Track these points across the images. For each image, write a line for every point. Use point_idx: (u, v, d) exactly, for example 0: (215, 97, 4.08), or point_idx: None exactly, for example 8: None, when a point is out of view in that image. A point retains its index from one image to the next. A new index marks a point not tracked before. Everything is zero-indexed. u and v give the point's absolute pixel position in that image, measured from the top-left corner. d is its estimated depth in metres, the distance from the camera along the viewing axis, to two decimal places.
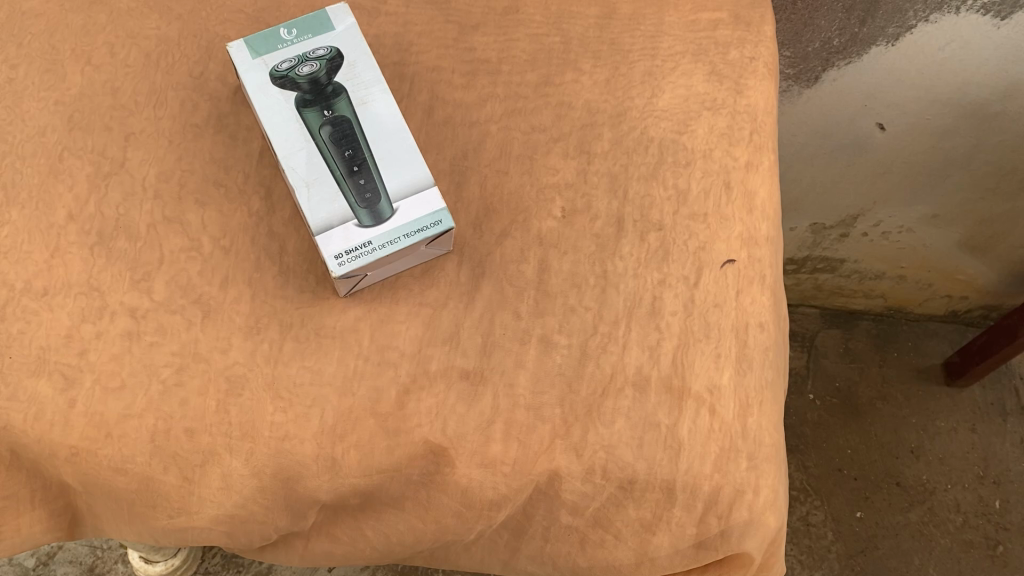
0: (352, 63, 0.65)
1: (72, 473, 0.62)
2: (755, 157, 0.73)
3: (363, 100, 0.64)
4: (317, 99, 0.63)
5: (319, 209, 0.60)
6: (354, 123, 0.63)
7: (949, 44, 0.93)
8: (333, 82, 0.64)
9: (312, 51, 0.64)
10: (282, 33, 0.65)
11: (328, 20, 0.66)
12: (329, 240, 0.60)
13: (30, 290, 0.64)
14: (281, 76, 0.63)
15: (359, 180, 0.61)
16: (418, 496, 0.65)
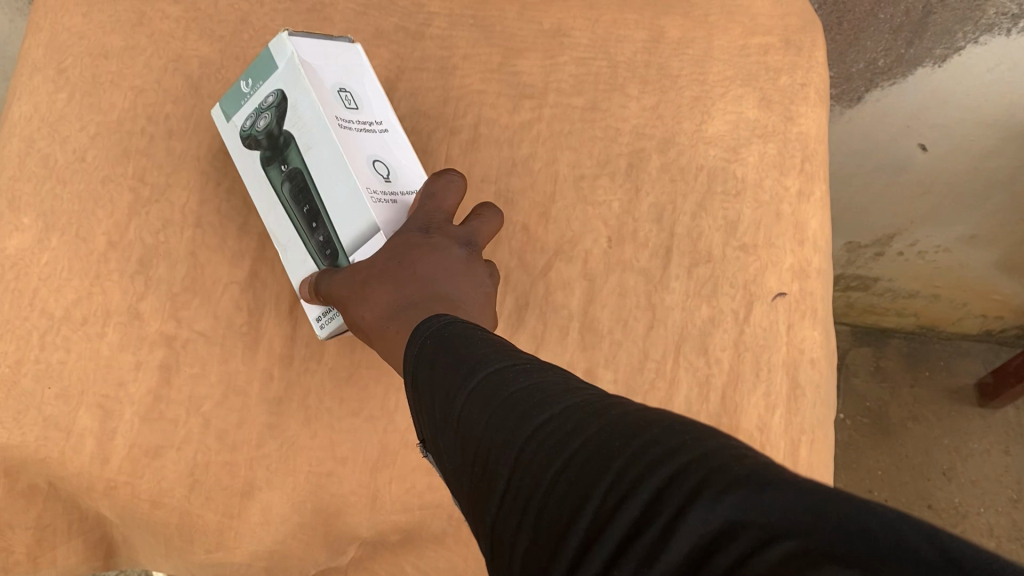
0: (291, 104, 0.56)
1: (110, 506, 0.61)
2: (807, 186, 0.71)
3: (306, 144, 0.56)
4: (272, 155, 0.59)
5: (295, 271, 0.60)
6: (304, 173, 0.57)
7: (998, 66, 0.89)
8: (281, 131, 0.57)
9: (262, 100, 0.59)
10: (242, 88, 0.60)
11: (270, 56, 0.57)
12: (306, 302, 0.59)
13: (69, 319, 0.63)
14: (246, 138, 0.61)
15: (320, 241, 0.58)
16: (460, 532, 0.63)
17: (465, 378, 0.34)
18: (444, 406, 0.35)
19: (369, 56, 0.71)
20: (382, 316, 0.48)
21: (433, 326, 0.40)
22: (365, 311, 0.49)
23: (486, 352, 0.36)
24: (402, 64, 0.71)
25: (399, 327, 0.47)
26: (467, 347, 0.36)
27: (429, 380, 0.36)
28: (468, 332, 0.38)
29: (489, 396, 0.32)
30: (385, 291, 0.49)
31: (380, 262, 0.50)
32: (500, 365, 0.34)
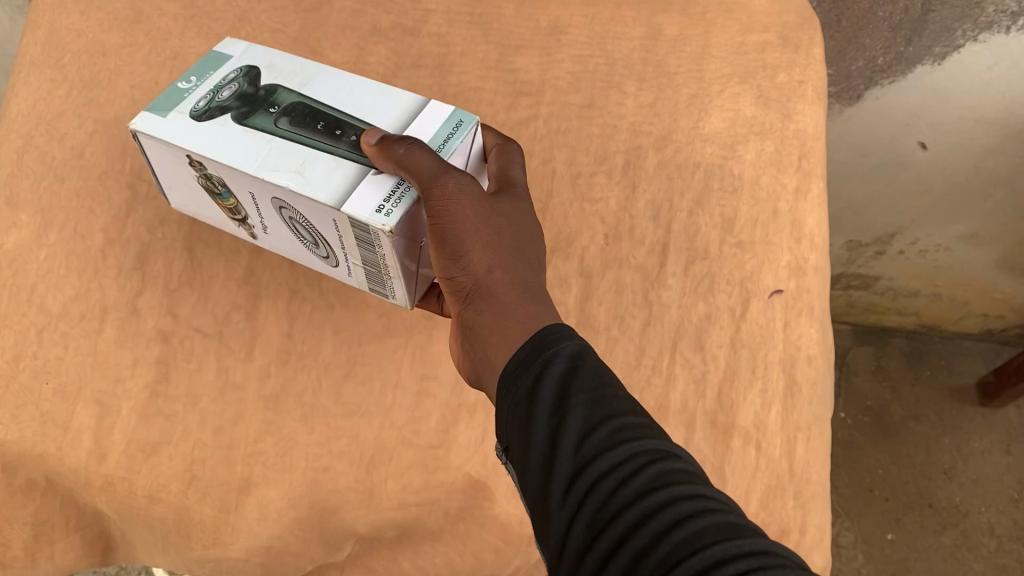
0: (270, 66, 0.57)
1: (106, 502, 0.61)
2: (804, 183, 0.71)
3: (304, 82, 0.55)
4: (252, 107, 0.53)
5: (321, 185, 0.48)
6: (307, 104, 0.54)
7: (997, 64, 0.89)
8: (260, 87, 0.54)
9: (219, 79, 0.55)
10: (179, 86, 0.54)
11: (219, 55, 0.58)
12: (365, 188, 0.48)
13: (67, 315, 0.63)
14: (204, 111, 0.52)
15: (351, 140, 0.51)
16: (457, 529, 0.63)
17: (570, 429, 0.38)
18: (544, 448, 0.39)
19: (367, 52, 0.71)
20: (505, 284, 0.47)
21: (544, 338, 0.42)
22: (453, 262, 0.48)
23: (590, 397, 0.39)
24: (399, 61, 0.71)
25: (485, 315, 0.46)
26: (572, 388, 0.40)
27: (528, 415, 0.40)
28: (574, 360, 0.41)
29: (597, 461, 0.37)
30: (484, 259, 0.47)
31: (489, 223, 0.48)
32: (604, 416, 0.38)
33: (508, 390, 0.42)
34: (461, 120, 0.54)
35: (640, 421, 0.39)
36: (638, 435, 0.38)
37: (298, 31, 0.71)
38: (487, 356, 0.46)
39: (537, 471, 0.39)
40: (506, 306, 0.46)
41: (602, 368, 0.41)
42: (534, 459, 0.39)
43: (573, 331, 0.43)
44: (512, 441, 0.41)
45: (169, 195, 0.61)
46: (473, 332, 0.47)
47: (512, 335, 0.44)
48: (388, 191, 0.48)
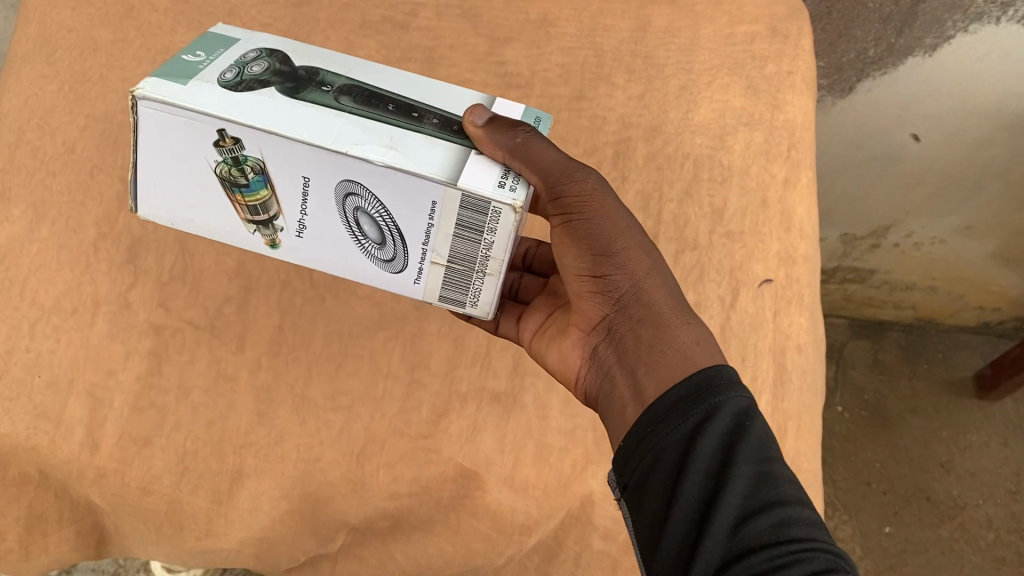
0: (297, 48, 0.49)
1: (99, 493, 0.62)
2: (793, 173, 0.71)
3: (350, 67, 0.49)
4: (301, 85, 0.46)
5: (428, 161, 0.43)
6: (362, 86, 0.47)
7: (989, 54, 0.90)
8: (298, 65, 0.47)
9: (240, 54, 0.47)
10: (185, 57, 0.46)
11: (223, 32, 0.49)
12: (479, 164, 0.44)
13: (59, 308, 0.63)
14: (237, 82, 0.44)
15: (434, 123, 0.46)
16: (448, 519, 0.63)
17: (726, 506, 0.36)
18: (691, 515, 0.37)
19: (357, 46, 0.71)
20: (663, 288, 0.46)
21: (706, 383, 0.40)
22: (607, 265, 0.46)
23: (754, 472, 0.37)
24: (388, 55, 0.71)
25: (646, 324, 0.45)
26: (736, 458, 0.38)
27: (678, 472, 0.38)
28: (739, 420, 0.39)
29: (754, 555, 0.35)
30: (640, 264, 0.46)
31: (638, 236, 0.48)
32: (767, 500, 0.36)
33: (656, 430, 0.40)
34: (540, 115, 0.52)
35: (807, 514, 0.36)
36: (806, 533, 0.35)
37: (288, 25, 0.71)
38: (644, 370, 0.43)
39: (678, 539, 0.37)
40: (667, 316, 0.45)
41: (767, 435, 0.39)
42: (677, 524, 0.37)
43: (741, 385, 0.40)
44: (648, 491, 0.39)
45: (140, 190, 0.47)
46: (629, 343, 0.45)
47: (682, 350, 0.43)
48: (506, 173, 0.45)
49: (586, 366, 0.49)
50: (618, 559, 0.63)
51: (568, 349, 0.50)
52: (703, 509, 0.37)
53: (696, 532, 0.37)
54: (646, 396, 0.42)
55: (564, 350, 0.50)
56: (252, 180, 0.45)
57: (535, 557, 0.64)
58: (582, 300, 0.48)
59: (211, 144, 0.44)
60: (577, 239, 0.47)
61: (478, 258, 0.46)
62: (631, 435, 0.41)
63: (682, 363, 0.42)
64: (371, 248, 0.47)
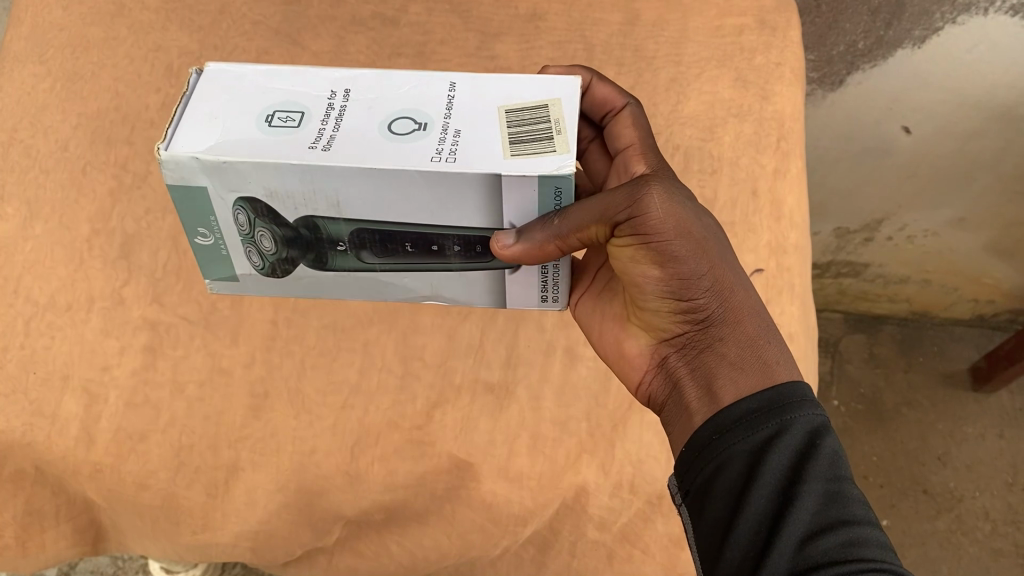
0: (271, 192, 0.41)
1: (95, 489, 0.62)
2: (783, 163, 0.71)
3: (336, 197, 0.41)
4: (317, 250, 0.45)
5: (474, 298, 0.48)
6: (365, 228, 0.43)
7: (977, 46, 0.90)
8: (294, 225, 0.43)
9: (240, 228, 0.44)
10: (204, 245, 0.45)
11: (187, 188, 0.42)
12: (522, 300, 0.49)
13: (54, 306, 0.64)
14: (274, 271, 0.46)
15: (457, 250, 0.45)
16: (443, 510, 0.64)
17: (797, 519, 0.38)
18: (757, 525, 0.39)
19: (347, 43, 0.71)
20: (746, 306, 0.46)
21: (780, 400, 0.41)
22: (695, 288, 0.45)
23: (824, 490, 0.39)
24: (378, 51, 0.71)
25: (731, 347, 0.45)
26: (807, 474, 0.39)
27: (746, 483, 0.40)
28: (811, 438, 0.40)
29: (823, 570, 0.36)
30: (726, 284, 0.46)
31: (718, 248, 0.47)
32: (837, 519, 0.38)
33: (725, 440, 0.41)
34: (561, 191, 0.41)
35: (876, 534, 0.37)
36: (874, 552, 0.36)
37: (279, 23, 0.71)
38: (723, 385, 0.44)
39: (742, 547, 0.39)
40: (753, 339, 0.45)
41: (837, 454, 0.40)
42: (743, 532, 0.39)
43: (814, 404, 0.42)
44: (712, 498, 0.40)
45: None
46: (711, 361, 0.45)
47: (764, 369, 0.43)
48: (540, 281, 0.48)
49: (652, 372, 0.49)
50: (613, 549, 0.63)
51: (631, 349, 0.50)
52: (770, 522, 0.38)
53: (762, 542, 0.38)
54: (720, 403, 0.43)
55: (628, 347, 0.50)
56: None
57: (531, 548, 0.65)
58: (657, 313, 0.47)
59: None
60: (655, 261, 0.45)
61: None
62: (695, 442, 0.43)
63: (761, 385, 0.43)
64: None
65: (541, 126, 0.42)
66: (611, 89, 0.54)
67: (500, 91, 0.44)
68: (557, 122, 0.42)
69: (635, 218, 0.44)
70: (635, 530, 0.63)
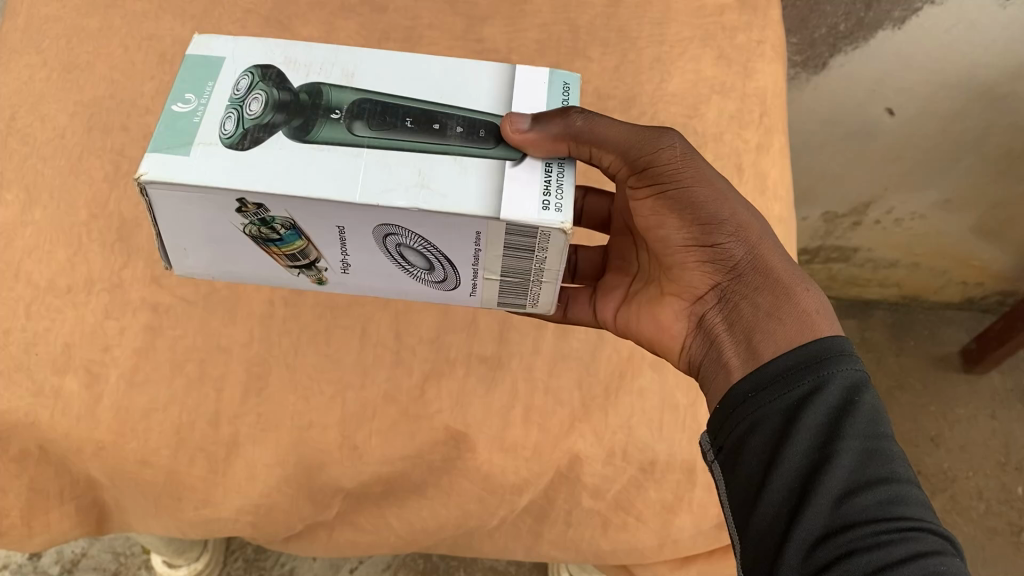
0: (289, 61, 0.49)
1: (99, 466, 0.63)
2: (765, 139, 0.73)
3: (352, 70, 0.48)
4: (308, 116, 0.46)
5: (460, 185, 0.44)
6: (372, 100, 0.47)
7: (955, 26, 0.90)
8: (295, 90, 0.47)
9: (235, 94, 0.47)
10: (179, 113, 0.46)
11: (204, 58, 0.49)
12: (521, 183, 0.44)
13: (54, 288, 0.65)
14: (239, 138, 0.45)
15: (457, 130, 0.46)
16: (440, 481, 0.66)
17: (836, 477, 0.40)
18: (791, 482, 0.41)
19: (337, 28, 0.73)
20: (773, 253, 0.49)
21: (817, 358, 0.43)
22: (720, 235, 0.49)
23: (862, 447, 0.40)
24: (368, 35, 0.73)
25: (763, 296, 0.47)
26: (845, 432, 0.41)
27: (781, 440, 0.42)
28: (847, 395, 0.42)
29: (860, 527, 0.38)
30: (754, 232, 0.49)
31: (742, 201, 0.50)
32: (875, 474, 0.39)
33: (759, 398, 0.43)
34: (568, 83, 0.51)
35: (913, 491, 0.39)
36: (911, 508, 0.39)
37: (270, 10, 0.73)
38: (761, 336, 0.46)
39: (778, 500, 0.41)
40: (785, 284, 0.48)
41: (876, 408, 0.42)
42: (777, 490, 0.41)
43: (853, 359, 0.43)
44: (746, 455, 0.43)
45: (171, 256, 0.50)
46: (748, 314, 0.47)
47: (802, 318, 0.46)
48: (542, 186, 0.44)
49: (691, 335, 0.52)
50: (608, 516, 0.65)
51: (670, 318, 0.53)
52: (804, 479, 0.40)
53: (797, 500, 0.40)
54: (760, 359, 0.45)
55: (671, 317, 0.53)
56: (285, 234, 0.47)
57: (527, 518, 0.68)
58: (692, 271, 0.50)
59: (235, 212, 0.45)
60: (677, 210, 0.49)
61: (530, 270, 0.48)
62: (732, 399, 0.45)
63: (800, 338, 0.45)
64: (418, 272, 0.49)
65: None
66: None
67: None
68: None
69: (650, 163, 0.49)
70: (628, 497, 0.65)
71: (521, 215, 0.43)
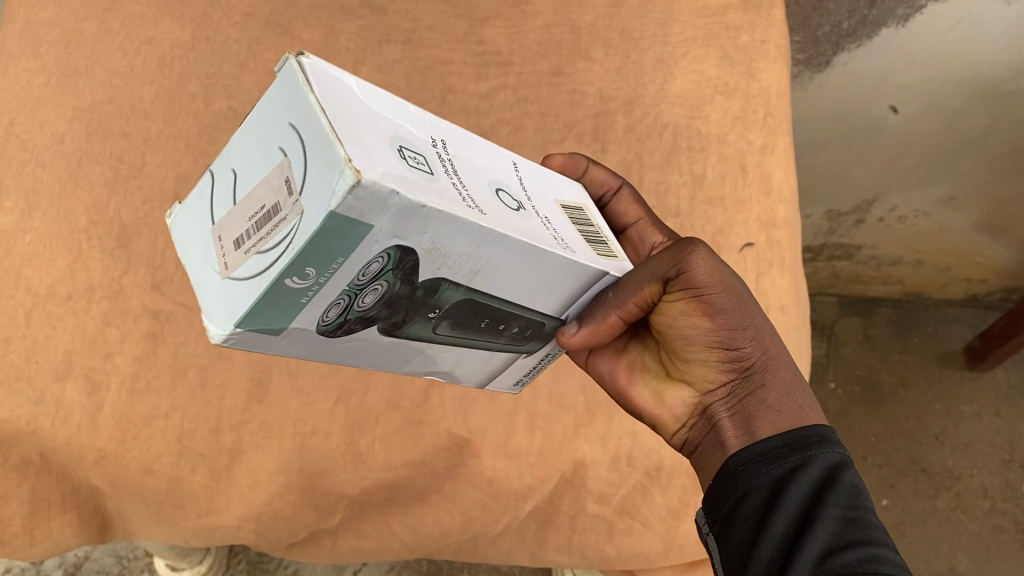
0: (433, 248, 0.33)
1: (99, 475, 0.62)
2: (770, 139, 0.73)
3: (480, 266, 0.35)
4: (409, 312, 0.37)
5: (472, 372, 0.48)
6: (476, 300, 0.38)
7: (959, 24, 0.90)
8: (417, 285, 0.35)
9: (355, 279, 0.33)
10: (291, 288, 0.31)
11: (353, 221, 0.29)
12: (513, 371, 0.49)
13: (54, 296, 0.64)
14: (333, 329, 0.36)
15: (514, 330, 0.43)
16: (445, 488, 0.65)
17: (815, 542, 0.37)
18: (775, 550, 0.38)
19: (338, 30, 0.73)
20: (781, 355, 0.45)
21: (803, 433, 0.41)
22: (741, 338, 0.44)
23: (843, 515, 0.38)
24: (368, 38, 0.73)
25: (774, 395, 0.43)
26: (826, 500, 0.38)
27: (765, 510, 0.39)
28: (832, 470, 0.39)
29: None
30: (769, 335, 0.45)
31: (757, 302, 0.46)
32: (856, 539, 0.37)
33: (749, 470, 0.41)
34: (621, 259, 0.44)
35: (897, 556, 0.36)
36: (894, 571, 0.35)
37: (269, 13, 0.73)
38: (765, 425, 0.42)
39: (762, 569, 0.38)
40: (791, 386, 0.44)
41: (860, 484, 0.39)
42: (761, 559, 0.38)
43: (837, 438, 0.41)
44: (733, 528, 0.40)
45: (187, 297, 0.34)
46: (753, 407, 0.43)
47: (801, 412, 0.43)
48: (533, 366, 0.50)
49: (686, 420, 0.48)
50: (613, 521, 0.65)
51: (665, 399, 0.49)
52: (789, 547, 0.38)
53: (781, 566, 0.37)
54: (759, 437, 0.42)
55: (668, 396, 0.48)
56: None
57: (532, 524, 0.67)
58: (700, 364, 0.45)
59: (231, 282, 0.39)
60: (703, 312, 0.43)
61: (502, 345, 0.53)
62: (723, 471, 0.42)
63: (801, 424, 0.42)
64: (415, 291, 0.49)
65: (593, 230, 0.44)
66: (607, 172, 0.55)
67: (544, 179, 0.44)
68: (599, 226, 0.45)
69: (684, 274, 0.43)
70: (633, 502, 0.64)
71: (501, 382, 0.51)
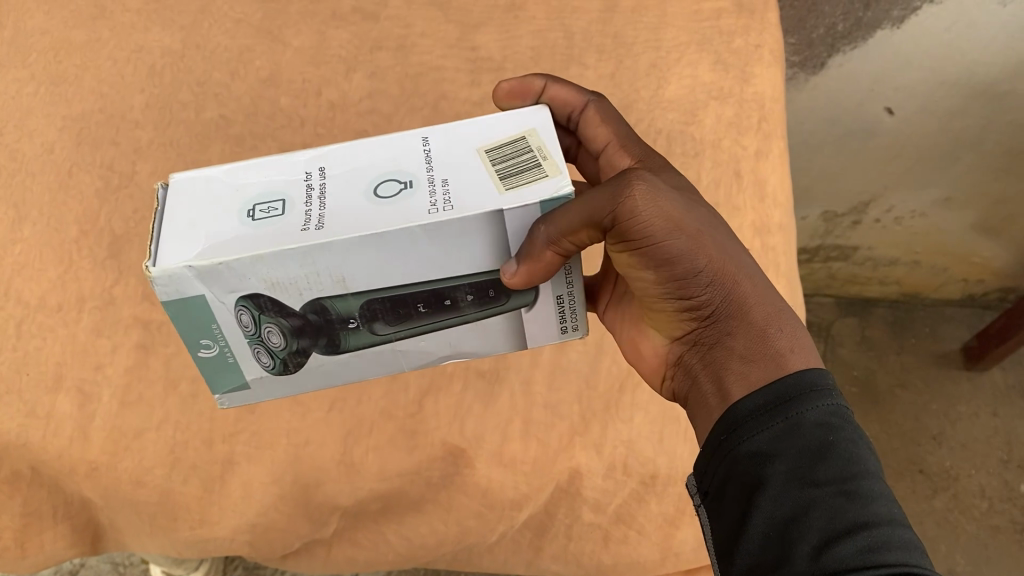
0: (271, 282, 0.40)
1: (91, 487, 0.62)
2: (764, 144, 0.72)
3: (341, 272, 0.40)
4: (327, 333, 0.43)
5: (491, 339, 0.47)
6: (378, 295, 0.42)
7: (953, 26, 0.90)
8: (301, 312, 0.42)
9: (243, 330, 0.42)
10: (208, 356, 0.43)
11: (184, 300, 0.40)
12: (539, 330, 0.48)
13: (45, 307, 0.64)
14: (282, 366, 0.45)
15: (469, 297, 0.44)
16: (439, 498, 0.65)
17: (811, 527, 0.36)
18: (767, 528, 0.37)
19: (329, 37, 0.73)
20: (748, 292, 0.45)
21: (787, 397, 0.40)
22: (695, 284, 0.44)
23: (838, 491, 0.37)
24: (360, 45, 0.73)
25: (737, 340, 0.44)
26: (819, 476, 0.37)
27: (756, 484, 0.38)
28: (824, 438, 0.39)
29: None
30: (731, 274, 0.44)
31: (716, 238, 0.45)
32: (856, 520, 0.36)
33: (732, 440, 0.40)
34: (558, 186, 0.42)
35: (896, 535, 0.35)
36: (895, 555, 0.34)
37: (259, 20, 0.74)
38: (733, 376, 0.43)
39: (755, 549, 0.37)
40: (761, 328, 0.44)
41: (854, 450, 0.38)
42: (753, 538, 0.38)
43: (827, 398, 0.40)
44: (726, 503, 0.40)
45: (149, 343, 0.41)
46: (720, 355, 0.44)
47: (777, 359, 0.42)
48: (557, 318, 0.47)
49: (672, 368, 0.50)
50: (608, 530, 0.65)
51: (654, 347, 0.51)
52: (781, 526, 0.37)
53: (775, 548, 0.37)
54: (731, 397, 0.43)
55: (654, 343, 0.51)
56: None
57: (528, 533, 0.67)
58: (665, 313, 0.47)
59: None
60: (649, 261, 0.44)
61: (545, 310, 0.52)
62: (710, 443, 0.42)
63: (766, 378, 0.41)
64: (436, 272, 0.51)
65: (523, 158, 0.43)
66: (569, 89, 0.55)
67: (469, 133, 0.44)
68: (538, 149, 0.43)
69: (617, 221, 0.42)
70: (629, 510, 0.64)
71: (544, 337, 0.48)
